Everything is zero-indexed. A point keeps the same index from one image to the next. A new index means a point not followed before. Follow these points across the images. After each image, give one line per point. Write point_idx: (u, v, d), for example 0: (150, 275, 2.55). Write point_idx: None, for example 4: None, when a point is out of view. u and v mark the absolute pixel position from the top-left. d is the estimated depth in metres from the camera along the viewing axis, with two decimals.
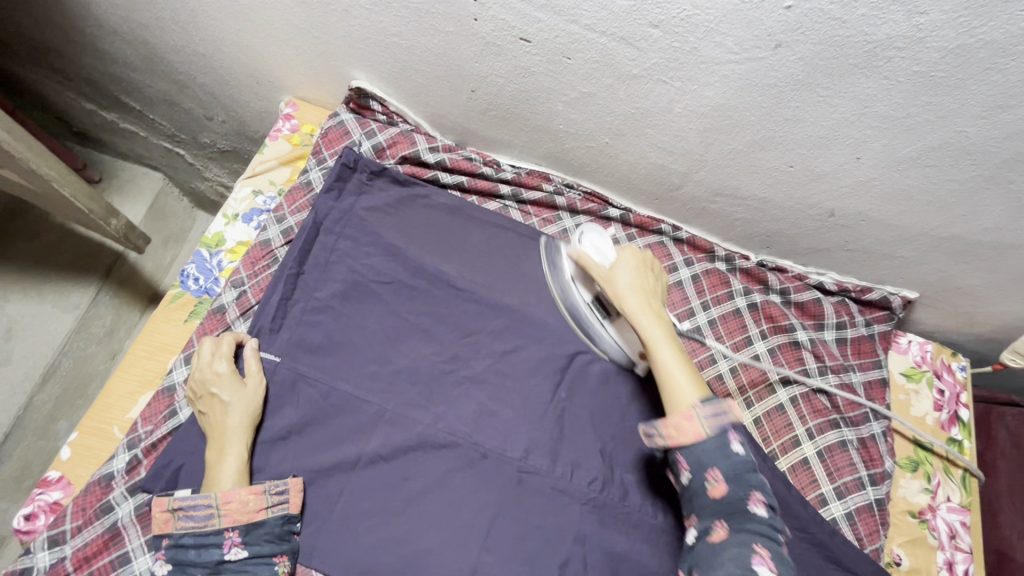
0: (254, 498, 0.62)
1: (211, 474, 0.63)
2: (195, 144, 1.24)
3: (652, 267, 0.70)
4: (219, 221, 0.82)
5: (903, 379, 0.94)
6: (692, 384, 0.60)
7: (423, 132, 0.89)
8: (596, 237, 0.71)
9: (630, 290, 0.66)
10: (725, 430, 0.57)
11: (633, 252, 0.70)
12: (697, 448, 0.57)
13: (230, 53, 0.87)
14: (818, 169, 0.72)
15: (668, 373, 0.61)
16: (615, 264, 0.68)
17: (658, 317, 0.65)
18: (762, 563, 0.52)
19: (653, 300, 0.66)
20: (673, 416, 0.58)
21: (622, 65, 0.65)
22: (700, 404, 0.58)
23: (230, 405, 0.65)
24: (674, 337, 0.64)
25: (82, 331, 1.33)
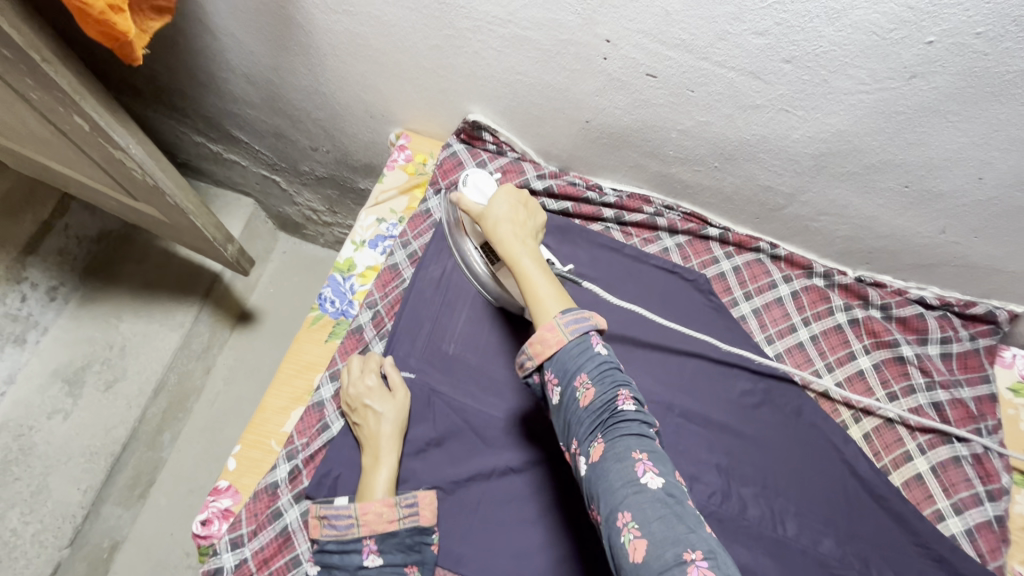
0: (388, 510, 0.66)
1: (366, 481, 0.68)
2: (293, 172, 1.33)
3: (529, 207, 0.70)
4: (349, 247, 0.88)
5: (1011, 394, 0.93)
6: (556, 298, 0.59)
7: (529, 160, 0.94)
8: (479, 178, 0.75)
9: (500, 221, 0.66)
10: (587, 334, 0.56)
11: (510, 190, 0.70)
12: (560, 356, 0.55)
13: (351, 91, 0.94)
14: (936, 190, 0.74)
15: (530, 289, 0.60)
16: (488, 202, 0.69)
17: (525, 243, 0.64)
18: (646, 471, 0.50)
19: (524, 231, 0.65)
20: (536, 330, 0.57)
21: (746, 95, 0.69)
22: (562, 312, 0.57)
23: (383, 414, 0.71)
24: (544, 261, 0.63)
25: (186, 348, 1.42)
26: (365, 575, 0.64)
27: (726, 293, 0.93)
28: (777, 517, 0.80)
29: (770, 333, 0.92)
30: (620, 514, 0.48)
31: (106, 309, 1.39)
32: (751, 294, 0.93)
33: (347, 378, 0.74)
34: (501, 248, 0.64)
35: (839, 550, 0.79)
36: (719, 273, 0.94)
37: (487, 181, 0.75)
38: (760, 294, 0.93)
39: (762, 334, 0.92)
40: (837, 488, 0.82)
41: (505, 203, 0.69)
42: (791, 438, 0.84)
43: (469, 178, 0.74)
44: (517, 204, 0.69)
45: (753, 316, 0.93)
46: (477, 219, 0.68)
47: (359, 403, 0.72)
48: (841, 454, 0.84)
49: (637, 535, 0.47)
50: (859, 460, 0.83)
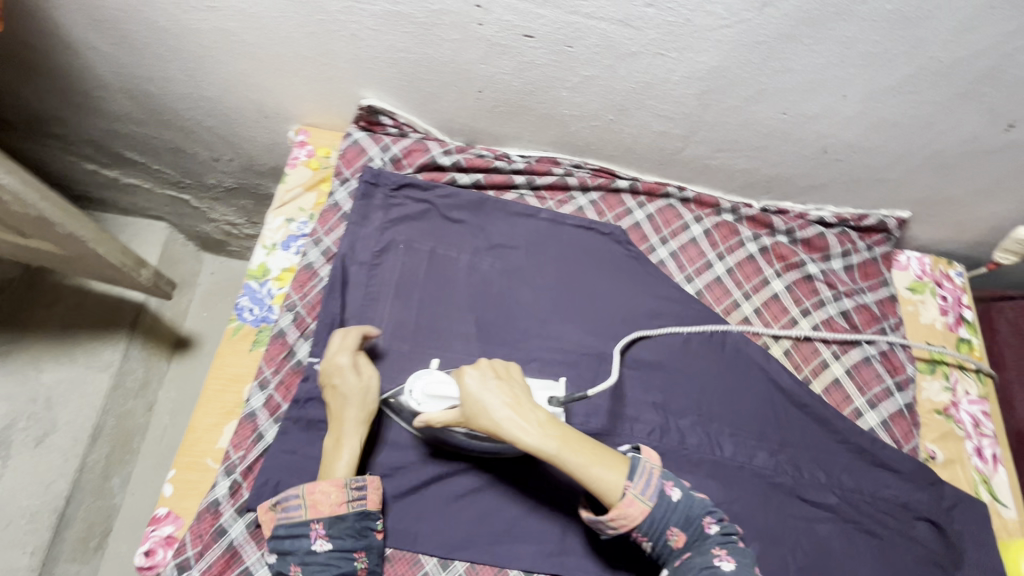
0: (336, 492, 0.65)
1: (328, 461, 0.68)
2: (200, 187, 1.27)
3: (502, 375, 0.68)
4: (260, 252, 0.86)
5: (910, 293, 1.02)
6: (610, 470, 0.63)
7: (433, 138, 0.94)
8: (429, 382, 0.69)
9: (501, 416, 0.63)
10: (660, 486, 0.64)
11: (473, 372, 0.67)
12: (646, 521, 0.63)
13: (237, 92, 0.91)
14: (809, 112, 0.78)
15: (589, 475, 0.62)
16: (472, 401, 0.65)
17: (540, 427, 0.63)
18: (722, 560, 0.63)
19: (535, 416, 0.64)
20: (616, 509, 0.62)
21: (621, 44, 0.71)
22: (630, 481, 0.63)
23: (348, 397, 0.70)
24: (568, 434, 0.64)
25: (118, 387, 1.36)
26: (313, 560, 0.63)
27: (643, 240, 0.97)
28: (714, 440, 0.84)
29: (689, 272, 0.96)
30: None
31: (18, 362, 1.27)
32: (667, 238, 0.97)
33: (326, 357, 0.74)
34: (521, 447, 0.63)
35: (773, 460, 0.84)
36: (634, 223, 0.97)
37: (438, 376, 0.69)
38: (675, 237, 0.97)
39: (682, 275, 0.96)
40: (765, 404, 0.88)
41: (483, 391, 0.65)
42: (718, 367, 0.89)
43: (418, 394, 0.68)
44: (499, 385, 0.66)
45: (672, 258, 0.97)
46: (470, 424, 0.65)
47: (327, 383, 0.72)
48: (764, 372, 0.89)
49: None
50: (781, 374, 0.89)
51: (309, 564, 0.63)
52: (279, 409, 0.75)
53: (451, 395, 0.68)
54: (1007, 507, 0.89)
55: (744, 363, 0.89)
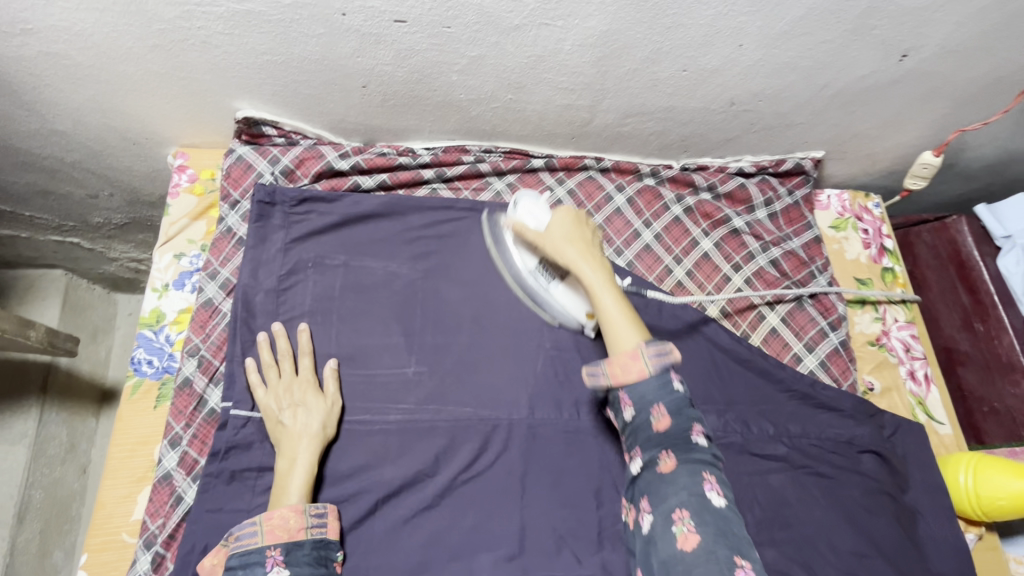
0: (296, 517, 0.63)
1: (282, 481, 0.65)
2: (88, 227, 1.15)
3: (586, 224, 0.70)
4: (150, 296, 0.78)
5: (833, 231, 1.03)
6: (637, 337, 0.62)
7: (327, 142, 0.86)
8: (531, 201, 0.71)
9: (563, 247, 0.66)
10: (667, 369, 0.62)
11: (567, 214, 0.69)
12: (640, 385, 0.61)
13: (93, 121, 0.80)
14: (709, 66, 0.76)
15: (613, 326, 0.63)
16: (549, 229, 0.68)
17: (601, 269, 0.66)
18: (711, 488, 0.58)
19: (602, 265, 0.66)
20: (616, 359, 0.61)
21: (501, 19, 0.66)
22: (643, 344, 0.61)
23: (311, 411, 0.69)
24: (619, 291, 0.65)
25: (40, 457, 1.25)
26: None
27: None
28: None
29: (617, 245, 0.94)
30: (676, 512, 0.58)
31: None
32: (591, 213, 0.94)
33: (278, 374, 0.71)
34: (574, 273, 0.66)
35: (721, 420, 0.84)
36: (556, 201, 0.93)
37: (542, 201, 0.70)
38: (599, 211, 0.94)
39: (611, 248, 0.94)
40: (708, 366, 0.87)
41: (564, 221, 0.68)
42: (659, 336, 0.88)
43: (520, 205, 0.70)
44: (583, 237, 0.68)
45: (598, 233, 0.94)
46: (536, 242, 0.69)
47: (287, 396, 0.70)
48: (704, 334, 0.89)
49: (690, 532, 0.57)
50: (720, 333, 0.89)
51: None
52: (196, 465, 0.68)
53: (544, 216, 0.70)
54: (942, 424, 0.93)
55: (684, 328, 0.89)
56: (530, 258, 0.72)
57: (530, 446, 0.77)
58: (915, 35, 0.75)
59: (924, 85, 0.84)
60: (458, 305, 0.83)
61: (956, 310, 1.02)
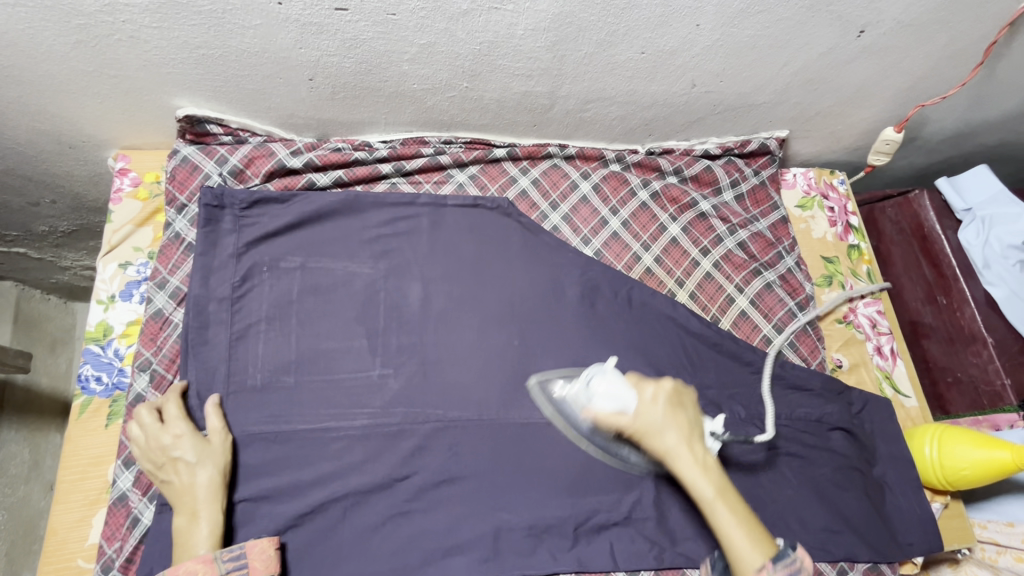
0: (205, 567, 0.59)
1: (185, 536, 0.62)
2: (33, 236, 1.09)
3: (681, 398, 0.65)
4: (96, 309, 0.74)
5: (799, 210, 1.04)
6: (755, 542, 0.56)
7: (278, 139, 0.83)
8: (605, 379, 0.66)
9: (666, 439, 0.62)
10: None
11: (660, 390, 0.64)
12: None
13: (21, 126, 0.75)
14: (668, 47, 0.74)
15: (728, 536, 0.57)
16: (644, 410, 0.63)
17: (704, 455, 0.61)
18: None
19: (695, 446, 0.62)
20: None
21: (448, 4, 0.63)
22: (773, 563, 0.55)
23: (195, 461, 0.65)
24: (730, 486, 0.60)
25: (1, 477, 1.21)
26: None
27: (533, 209, 0.91)
28: None
29: (585, 234, 0.92)
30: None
31: None
32: (557, 202, 0.92)
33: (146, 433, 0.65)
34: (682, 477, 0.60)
35: None
36: (520, 192, 0.91)
37: (614, 376, 0.66)
38: (565, 200, 0.93)
39: (578, 237, 0.92)
40: (679, 352, 0.87)
41: (660, 402, 0.63)
42: (629, 325, 0.87)
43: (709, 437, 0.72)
44: (677, 403, 0.64)
45: (565, 222, 0.92)
46: (631, 433, 0.63)
47: (165, 454, 0.65)
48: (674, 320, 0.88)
49: None
50: (689, 318, 0.88)
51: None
52: (153, 484, 0.66)
53: (623, 398, 0.64)
54: (908, 397, 0.94)
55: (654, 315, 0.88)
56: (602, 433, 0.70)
57: (501, 444, 0.76)
58: (872, 11, 0.74)
59: (883, 61, 0.83)
60: (423, 303, 0.81)
61: (919, 283, 1.03)
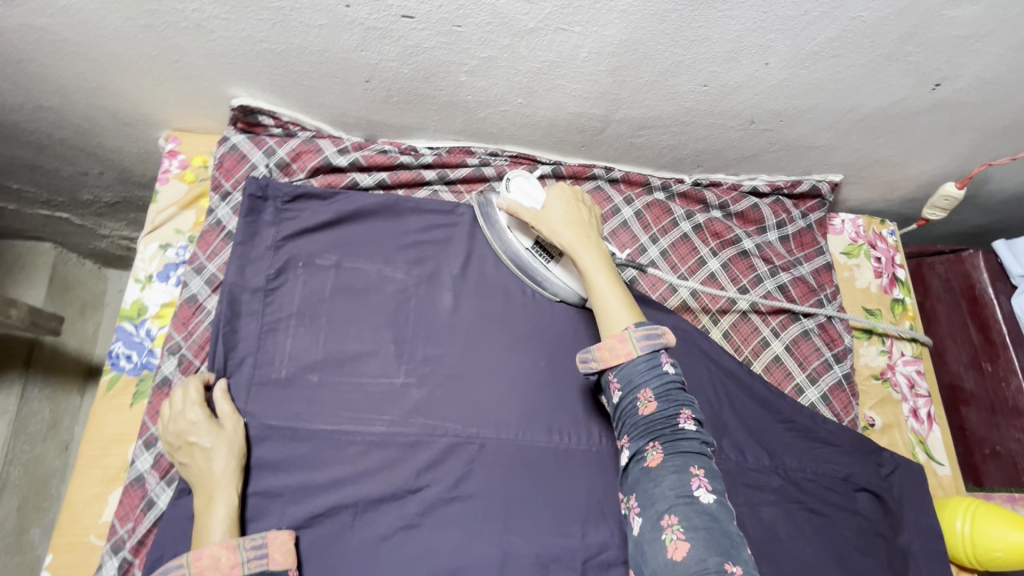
0: (228, 554, 0.60)
1: (202, 524, 0.62)
2: (77, 203, 1.11)
3: (581, 199, 0.80)
4: (133, 288, 0.75)
5: (844, 257, 1.00)
6: (623, 308, 0.69)
7: (326, 136, 0.82)
8: (523, 184, 0.79)
9: (564, 228, 0.75)
10: (656, 351, 0.65)
11: (565, 192, 0.79)
12: (626, 366, 0.65)
13: (81, 99, 0.76)
14: (732, 82, 0.72)
15: (606, 306, 0.69)
16: (550, 206, 0.77)
17: (593, 242, 0.75)
18: (700, 486, 0.59)
19: (591, 237, 0.75)
20: (608, 339, 0.66)
21: (515, 21, 0.62)
22: (631, 324, 0.66)
23: (212, 448, 0.64)
24: (609, 263, 0.73)
25: (21, 433, 1.23)
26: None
27: None
28: None
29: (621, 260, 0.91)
30: (665, 518, 0.58)
31: None
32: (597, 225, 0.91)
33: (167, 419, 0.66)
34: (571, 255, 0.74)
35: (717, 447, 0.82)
36: None
37: (531, 182, 0.79)
38: (605, 223, 0.91)
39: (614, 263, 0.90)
40: (707, 390, 0.84)
41: (563, 204, 0.78)
42: None
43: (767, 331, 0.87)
44: (577, 204, 0.78)
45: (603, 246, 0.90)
46: (536, 224, 0.77)
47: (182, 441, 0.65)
48: (706, 355, 0.86)
49: (680, 537, 0.56)
50: (722, 356, 0.86)
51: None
52: (172, 469, 0.66)
53: (536, 197, 0.79)
54: (942, 464, 0.91)
55: (686, 349, 0.85)
56: (526, 238, 0.81)
57: (517, 466, 0.75)
58: (951, 64, 0.71)
59: (955, 115, 0.80)
60: (453, 315, 0.80)
61: (964, 346, 0.99)
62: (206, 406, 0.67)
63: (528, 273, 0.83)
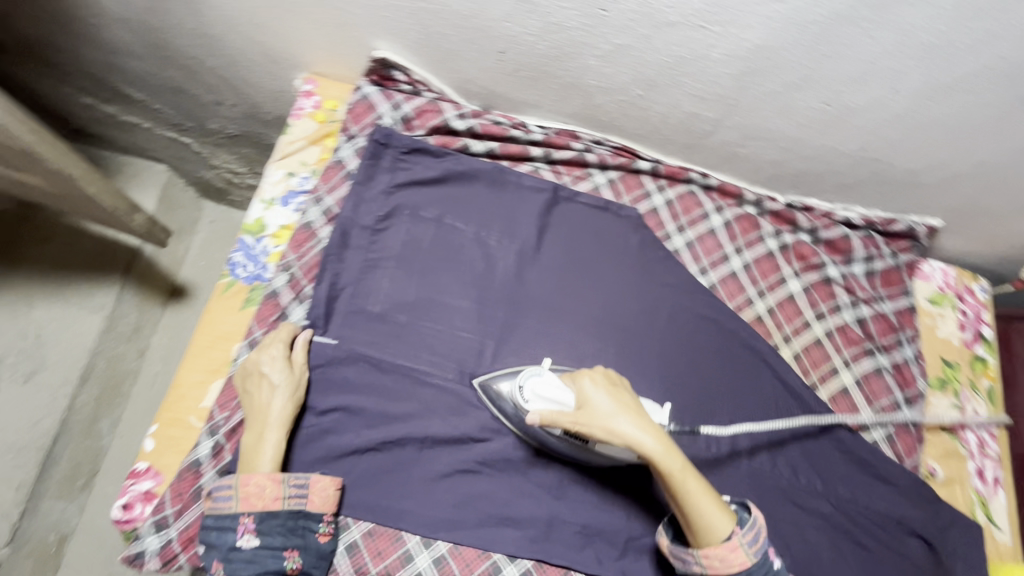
0: (272, 485, 0.64)
1: (250, 452, 0.65)
2: (202, 131, 1.22)
3: (616, 383, 0.70)
4: (258, 206, 0.82)
5: (929, 304, 0.98)
6: (716, 511, 0.62)
7: (448, 100, 0.88)
8: (540, 382, 0.69)
9: (615, 421, 0.64)
10: (764, 551, 0.62)
11: (596, 379, 0.68)
12: (741, 574, 0.61)
13: (243, 33, 0.85)
14: (854, 104, 0.73)
15: (698, 506, 0.62)
16: (590, 405, 0.66)
17: (652, 428, 0.65)
18: None
19: (646, 422, 0.65)
20: (714, 549, 0.61)
21: (660, 12, 0.65)
22: (738, 528, 0.61)
23: (278, 385, 0.69)
24: (678, 453, 0.64)
25: (111, 330, 1.34)
26: (236, 557, 0.61)
27: (660, 227, 0.92)
28: (710, 438, 0.82)
29: (703, 264, 0.92)
30: None
31: (12, 297, 1.27)
32: (684, 226, 0.92)
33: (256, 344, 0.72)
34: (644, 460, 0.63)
35: (771, 462, 0.83)
36: (652, 208, 0.92)
37: (552, 378, 0.69)
38: (693, 226, 0.93)
39: (696, 266, 0.92)
40: (768, 403, 0.85)
41: (607, 398, 0.67)
42: (727, 364, 0.86)
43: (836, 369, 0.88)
44: (614, 388, 0.69)
45: (687, 248, 0.92)
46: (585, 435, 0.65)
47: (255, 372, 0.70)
48: (773, 370, 0.87)
49: None
50: (790, 373, 0.87)
51: (234, 559, 0.61)
52: None
53: (566, 398, 0.68)
54: (1001, 530, 0.87)
55: (754, 360, 0.87)
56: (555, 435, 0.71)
57: None
58: None
59: None
60: (536, 285, 0.84)
61: None
62: (287, 347, 0.72)
63: (551, 448, 0.73)
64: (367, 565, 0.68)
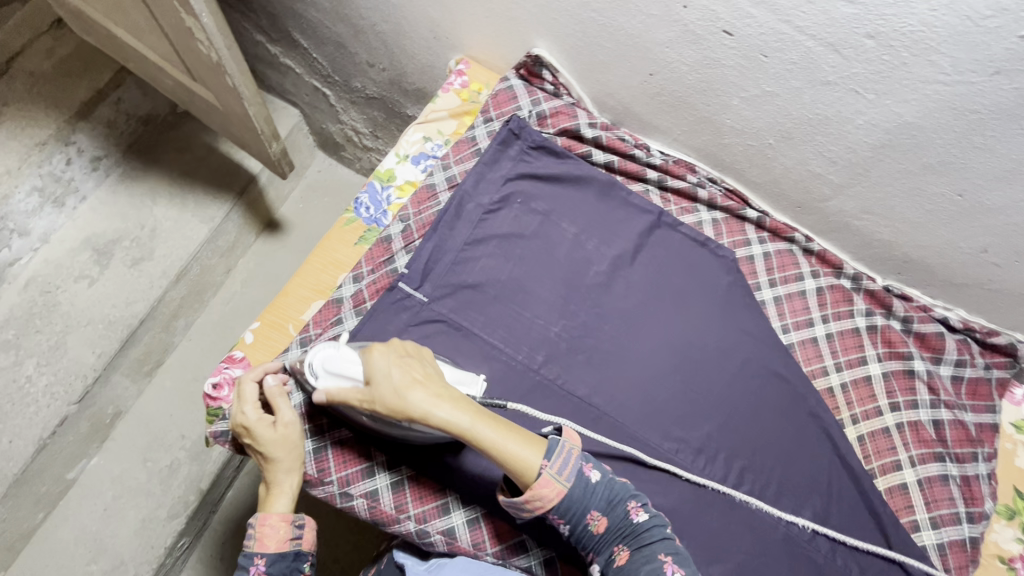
0: (284, 526, 0.66)
1: (265, 500, 0.68)
2: (345, 87, 1.33)
3: (414, 352, 0.65)
4: (392, 158, 0.93)
5: (1013, 429, 0.93)
6: (525, 447, 0.60)
7: (583, 107, 0.93)
8: (333, 359, 0.66)
9: (404, 391, 0.60)
10: (579, 468, 0.61)
11: (387, 350, 0.63)
12: (563, 502, 0.60)
13: (420, 7, 0.94)
14: (990, 203, 0.73)
15: (502, 450, 0.59)
16: (375, 378, 0.61)
17: (438, 392, 0.61)
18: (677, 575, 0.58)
19: (437, 390, 0.61)
20: (530, 490, 0.59)
21: (819, 70, 0.68)
22: (546, 459, 0.60)
23: (265, 447, 0.68)
24: (469, 409, 0.61)
25: (212, 242, 1.45)
26: None
27: (751, 275, 0.92)
28: (755, 492, 0.82)
29: (786, 323, 0.91)
30: None
31: (142, 190, 1.41)
32: (776, 282, 0.92)
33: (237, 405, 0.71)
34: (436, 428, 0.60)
35: (811, 532, 0.81)
36: (748, 256, 0.93)
37: (343, 351, 0.67)
38: (786, 283, 0.92)
39: (778, 323, 0.92)
40: (822, 478, 0.84)
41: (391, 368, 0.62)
42: (788, 427, 0.85)
43: (905, 466, 0.85)
44: (401, 356, 0.64)
45: (774, 302, 0.92)
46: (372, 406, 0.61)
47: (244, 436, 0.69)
48: (833, 445, 0.85)
49: None
50: (852, 454, 0.85)
51: None
52: (363, 304, 0.81)
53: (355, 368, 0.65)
54: None
55: (815, 431, 0.86)
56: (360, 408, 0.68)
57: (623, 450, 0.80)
58: None
59: None
60: (622, 298, 0.87)
61: None
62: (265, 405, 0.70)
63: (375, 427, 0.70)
64: (407, 505, 0.72)
